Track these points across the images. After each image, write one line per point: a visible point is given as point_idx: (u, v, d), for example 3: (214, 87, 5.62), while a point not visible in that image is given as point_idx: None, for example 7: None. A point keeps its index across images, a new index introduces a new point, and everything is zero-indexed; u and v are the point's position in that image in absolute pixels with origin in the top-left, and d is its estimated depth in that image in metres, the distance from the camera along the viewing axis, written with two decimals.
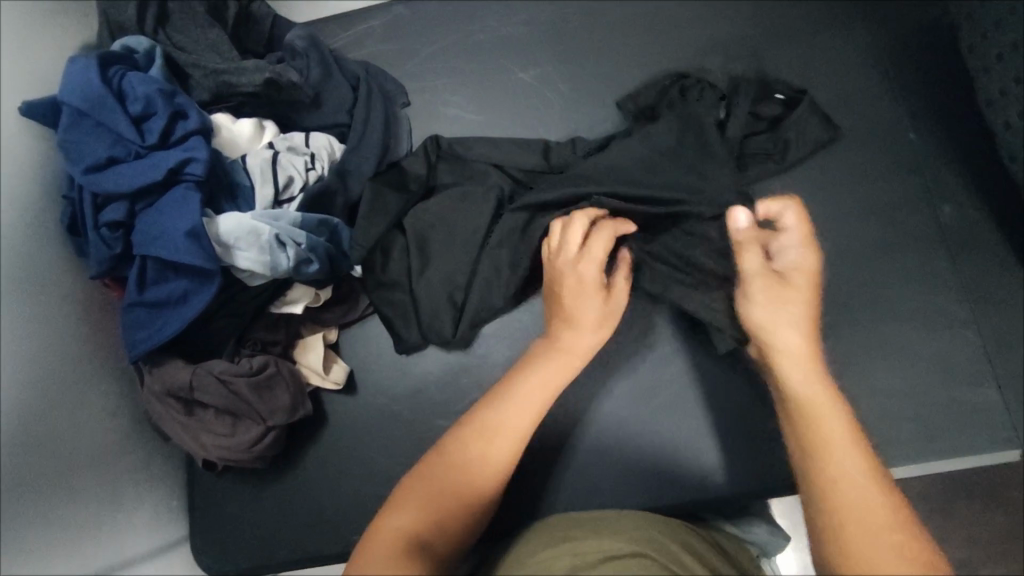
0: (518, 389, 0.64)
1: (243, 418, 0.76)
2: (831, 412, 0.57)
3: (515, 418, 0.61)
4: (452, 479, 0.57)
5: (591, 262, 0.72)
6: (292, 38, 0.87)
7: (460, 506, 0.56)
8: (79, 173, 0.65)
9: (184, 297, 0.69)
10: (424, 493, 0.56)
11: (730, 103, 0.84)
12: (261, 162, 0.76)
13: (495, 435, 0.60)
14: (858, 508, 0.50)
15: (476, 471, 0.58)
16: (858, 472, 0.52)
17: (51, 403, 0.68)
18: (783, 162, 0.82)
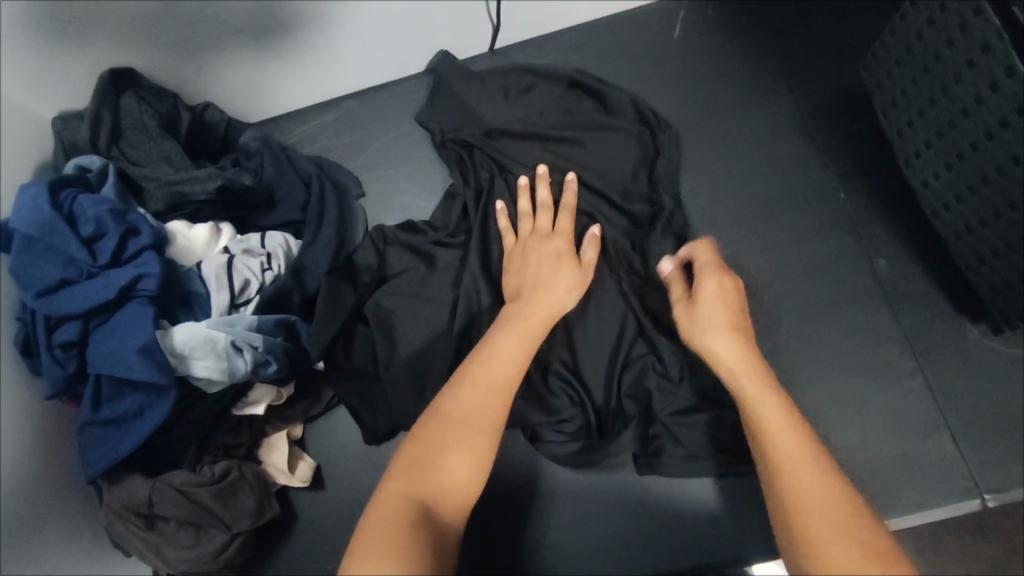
0: (506, 334, 0.66)
1: (206, 527, 0.75)
2: (750, 369, 0.62)
3: (512, 351, 0.64)
4: (469, 407, 0.57)
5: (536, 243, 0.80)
6: (245, 139, 0.91)
7: (488, 421, 0.56)
8: (31, 297, 0.66)
9: (140, 411, 0.68)
10: (433, 454, 0.53)
11: (648, 163, 0.88)
12: (217, 267, 0.78)
13: (494, 365, 0.62)
14: (800, 465, 0.50)
15: (492, 387, 0.59)
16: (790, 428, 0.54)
17: (6, 532, 0.67)
18: (722, 227, 0.87)
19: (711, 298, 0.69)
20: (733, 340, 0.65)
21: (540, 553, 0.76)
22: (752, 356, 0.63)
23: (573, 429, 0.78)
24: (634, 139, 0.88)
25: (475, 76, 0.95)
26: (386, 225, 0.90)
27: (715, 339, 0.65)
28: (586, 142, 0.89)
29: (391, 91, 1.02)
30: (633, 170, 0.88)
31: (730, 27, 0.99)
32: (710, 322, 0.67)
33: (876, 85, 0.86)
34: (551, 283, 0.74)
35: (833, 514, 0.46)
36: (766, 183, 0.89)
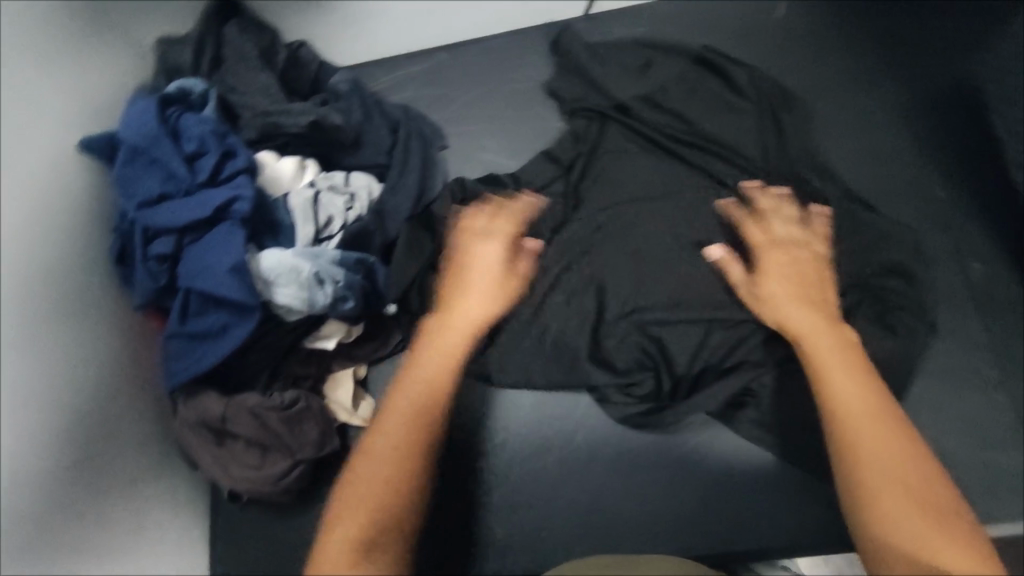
0: (424, 350, 0.73)
1: (272, 451, 0.77)
2: (839, 349, 0.69)
3: (423, 367, 0.71)
4: (393, 444, 0.64)
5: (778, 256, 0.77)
6: (336, 81, 0.91)
7: (401, 457, 0.64)
8: (133, 207, 0.68)
9: (223, 330, 0.70)
10: (366, 496, 0.60)
11: (774, 138, 0.88)
12: (303, 201, 0.79)
13: (399, 385, 0.69)
14: (876, 445, 0.60)
15: (406, 418, 0.66)
16: (850, 370, 0.66)
17: (87, 428, 0.70)
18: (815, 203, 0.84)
19: (784, 276, 0.76)
20: (808, 310, 0.72)
21: (591, 514, 0.77)
22: (830, 323, 0.71)
23: (644, 393, 0.79)
24: (759, 115, 0.89)
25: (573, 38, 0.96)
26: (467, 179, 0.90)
27: (789, 308, 0.73)
28: (690, 116, 0.90)
29: (482, 47, 1.02)
30: (750, 147, 0.88)
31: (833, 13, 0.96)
32: (778, 299, 0.74)
33: (994, 79, 0.85)
34: (472, 293, 0.77)
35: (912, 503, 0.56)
36: (858, 172, 0.87)
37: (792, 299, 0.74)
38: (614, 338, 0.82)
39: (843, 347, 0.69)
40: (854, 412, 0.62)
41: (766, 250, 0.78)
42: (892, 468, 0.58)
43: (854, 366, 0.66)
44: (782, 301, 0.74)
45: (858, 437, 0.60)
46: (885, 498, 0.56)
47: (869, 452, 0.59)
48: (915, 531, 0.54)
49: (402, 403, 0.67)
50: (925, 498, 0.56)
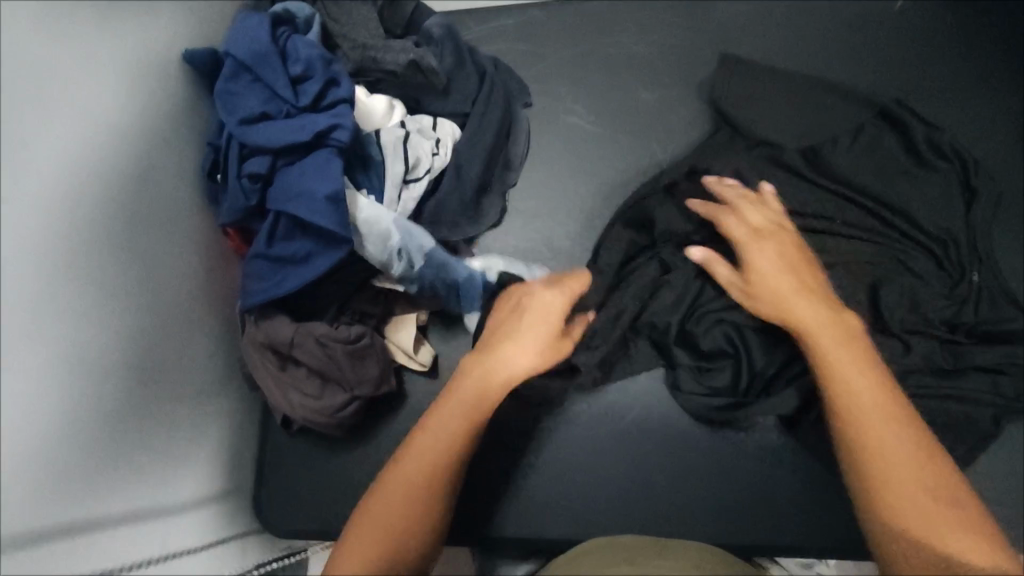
0: (455, 395, 0.67)
1: (331, 383, 0.78)
2: (851, 344, 0.66)
3: (451, 416, 0.66)
4: (409, 492, 0.61)
5: (768, 251, 0.74)
6: (431, 23, 0.89)
7: (413, 505, 0.61)
8: (233, 123, 0.68)
9: (307, 257, 0.71)
10: (377, 545, 0.58)
11: (898, 183, 0.85)
12: (395, 138, 0.78)
13: (428, 431, 0.65)
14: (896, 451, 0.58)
15: (427, 467, 0.63)
16: (868, 375, 0.63)
17: (164, 335, 0.71)
18: (947, 231, 0.82)
19: (772, 271, 0.72)
20: (813, 304, 0.69)
21: (636, 488, 0.79)
22: (840, 318, 0.68)
23: (720, 382, 0.78)
24: (892, 155, 0.86)
25: (669, 24, 0.99)
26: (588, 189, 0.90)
27: (798, 306, 0.69)
28: (821, 133, 0.88)
29: (581, 8, 1.00)
30: (873, 185, 0.84)
31: (930, 24, 0.96)
32: (784, 296, 0.70)
33: None
34: (523, 342, 0.71)
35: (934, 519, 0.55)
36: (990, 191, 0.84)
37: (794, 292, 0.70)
38: (701, 324, 0.79)
39: (852, 343, 0.66)
40: (880, 439, 0.59)
41: (750, 244, 0.74)
42: (911, 483, 0.57)
43: (871, 371, 0.63)
44: (791, 296, 0.70)
45: (877, 450, 0.58)
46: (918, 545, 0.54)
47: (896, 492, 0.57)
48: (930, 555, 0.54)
49: (423, 449, 0.63)
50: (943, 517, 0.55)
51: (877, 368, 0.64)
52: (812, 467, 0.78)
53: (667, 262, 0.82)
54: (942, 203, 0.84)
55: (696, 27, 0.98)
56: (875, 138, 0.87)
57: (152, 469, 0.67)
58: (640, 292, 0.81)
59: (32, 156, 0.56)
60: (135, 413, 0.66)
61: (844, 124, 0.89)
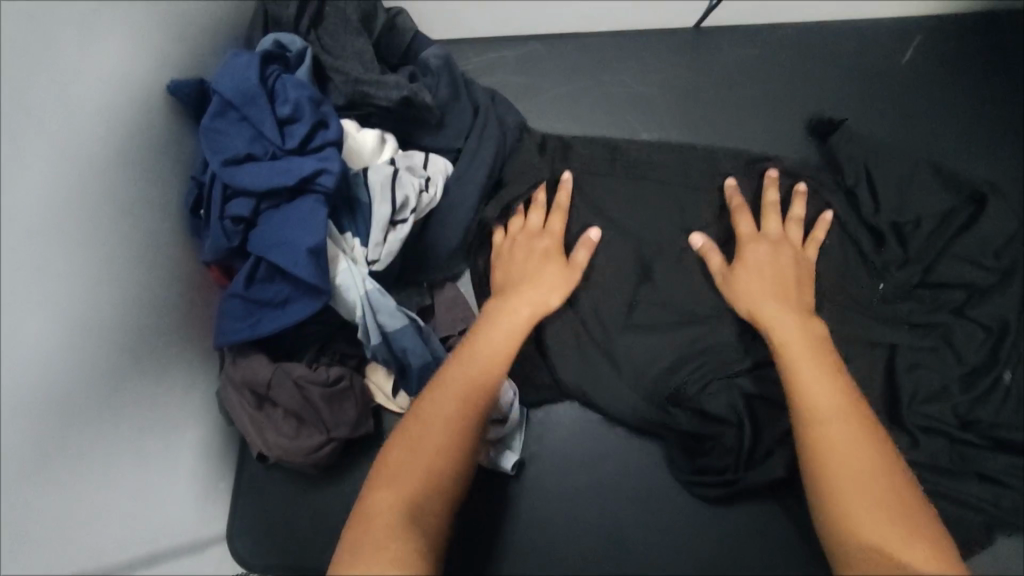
0: (491, 328, 0.72)
1: (308, 424, 0.77)
2: (809, 346, 0.69)
3: (493, 348, 0.70)
4: (449, 411, 0.63)
5: (767, 253, 0.78)
6: (427, 54, 0.86)
7: (460, 426, 0.63)
8: (218, 163, 0.66)
9: (285, 302, 0.69)
10: (417, 462, 0.59)
11: (938, 247, 0.82)
12: (382, 178, 0.74)
13: (473, 358, 0.68)
14: (837, 443, 0.60)
15: (471, 384, 0.66)
16: (824, 373, 0.65)
17: (140, 371, 0.69)
18: (972, 306, 0.80)
19: (760, 269, 0.77)
20: (784, 311, 0.72)
21: (610, 545, 0.77)
22: (805, 323, 0.71)
23: (722, 453, 0.76)
24: (939, 214, 0.83)
25: (672, 65, 0.97)
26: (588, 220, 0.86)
27: (768, 307, 0.73)
28: (878, 167, 0.85)
29: (582, 44, 0.99)
30: (910, 244, 0.83)
31: (935, 84, 0.95)
32: (761, 295, 0.74)
33: None
34: (547, 281, 0.78)
35: (876, 509, 0.55)
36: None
37: (770, 296, 0.74)
38: (703, 391, 0.78)
39: (816, 347, 0.69)
40: (829, 433, 0.61)
41: (751, 244, 0.79)
42: (852, 471, 0.58)
43: (829, 371, 0.66)
44: (761, 300, 0.74)
45: (823, 442, 0.60)
46: (886, 558, 0.52)
47: (855, 505, 0.56)
48: (877, 538, 0.54)
49: (460, 372, 0.67)
50: (897, 508, 0.55)
51: (833, 368, 0.66)
52: (791, 529, 0.77)
53: (664, 327, 0.81)
54: (980, 276, 0.80)
55: (700, 69, 0.97)
56: (927, 186, 0.84)
57: (135, 516, 0.67)
58: (633, 356, 0.80)
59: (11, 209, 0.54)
60: (103, 455, 0.64)
61: (881, 159, 0.86)
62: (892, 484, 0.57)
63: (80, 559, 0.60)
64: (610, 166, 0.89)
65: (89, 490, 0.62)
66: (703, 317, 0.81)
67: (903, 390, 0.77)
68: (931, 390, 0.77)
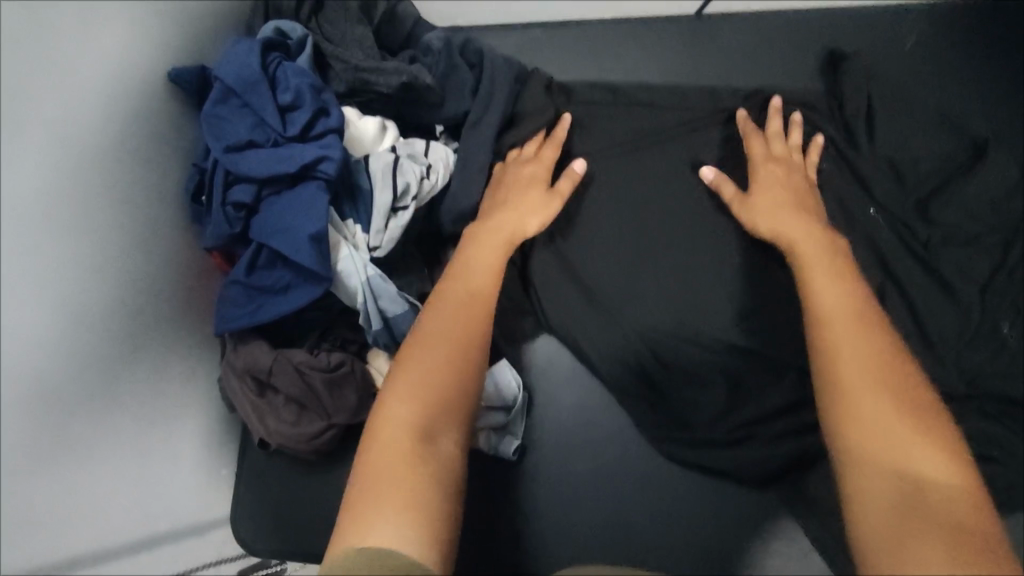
0: (473, 257, 0.73)
1: (310, 411, 0.77)
2: (822, 261, 0.68)
3: (480, 276, 0.71)
4: (445, 335, 0.64)
5: (776, 174, 0.79)
6: (430, 37, 0.85)
7: (459, 349, 0.64)
8: (219, 150, 0.67)
9: (286, 288, 0.69)
10: (423, 386, 0.60)
11: (932, 189, 0.82)
12: (383, 165, 0.75)
13: (461, 286, 0.70)
14: (846, 344, 0.58)
15: (464, 309, 0.67)
16: (835, 284, 0.64)
17: (142, 358, 0.70)
18: (964, 259, 0.79)
19: (770, 188, 0.77)
20: (796, 223, 0.73)
21: (611, 531, 0.77)
22: (814, 237, 0.71)
23: (719, 438, 0.77)
24: (944, 154, 0.83)
25: (674, 50, 0.96)
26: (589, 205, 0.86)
27: (779, 219, 0.74)
28: (881, 103, 0.86)
29: (583, 30, 0.98)
30: (905, 184, 0.83)
31: (947, 57, 0.91)
32: (774, 211, 0.75)
33: None
34: (529, 208, 0.78)
35: (888, 406, 0.54)
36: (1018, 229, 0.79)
37: (783, 210, 0.75)
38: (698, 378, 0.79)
39: (828, 260, 0.68)
40: (836, 336, 0.59)
41: (761, 166, 0.79)
42: (861, 369, 0.56)
43: (837, 282, 0.65)
44: (769, 214, 0.75)
45: (831, 344, 0.59)
46: (895, 458, 0.51)
47: (863, 403, 0.54)
48: (884, 435, 0.52)
49: (450, 297, 0.68)
50: (909, 407, 0.54)
51: (844, 276, 0.66)
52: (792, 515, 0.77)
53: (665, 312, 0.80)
54: (972, 227, 0.80)
55: (700, 54, 0.95)
56: (925, 131, 0.84)
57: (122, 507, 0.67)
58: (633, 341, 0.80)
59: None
60: (103, 440, 0.64)
61: (885, 112, 0.86)
62: (902, 385, 0.56)
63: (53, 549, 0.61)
64: (611, 151, 0.88)
65: (85, 477, 0.62)
66: (705, 303, 0.81)
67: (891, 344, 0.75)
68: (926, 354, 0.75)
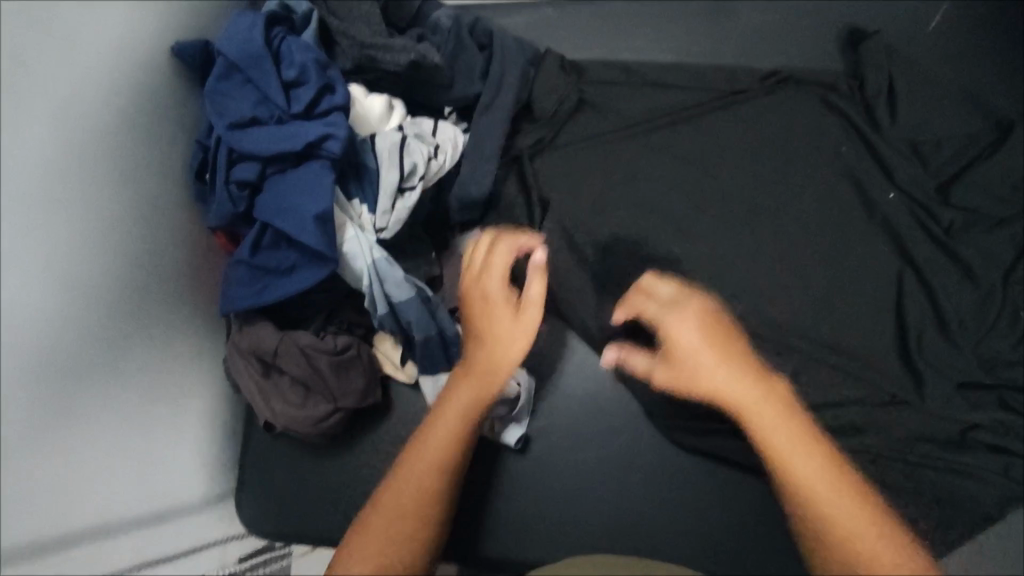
0: (486, 345, 0.73)
1: (315, 393, 0.76)
2: (753, 383, 0.68)
3: (486, 374, 0.71)
4: (441, 441, 0.66)
5: (677, 330, 0.71)
6: (438, 15, 0.83)
7: (450, 454, 0.66)
8: (223, 126, 0.65)
9: (292, 268, 0.68)
10: (409, 490, 0.63)
11: (956, 169, 0.80)
12: (390, 145, 0.73)
13: (467, 384, 0.70)
14: (805, 472, 0.61)
15: (465, 412, 0.68)
16: (780, 416, 0.65)
17: (144, 337, 0.69)
18: (988, 240, 0.76)
19: (688, 351, 0.70)
20: (718, 358, 0.69)
21: (617, 518, 0.76)
22: (736, 350, 0.71)
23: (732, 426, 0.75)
24: (967, 135, 0.81)
25: (692, 27, 0.93)
26: (601, 188, 0.84)
27: (714, 378, 0.69)
28: (908, 82, 0.83)
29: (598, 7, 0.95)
30: (929, 164, 0.80)
31: (975, 40, 0.88)
32: (696, 349, 0.70)
33: None
34: (507, 330, 0.74)
35: (867, 533, 0.57)
36: None
37: (701, 344, 0.70)
38: None
39: (757, 384, 0.68)
40: (796, 470, 0.61)
41: (667, 330, 0.72)
42: (830, 497, 0.59)
43: (778, 409, 0.65)
44: (696, 378, 0.70)
45: (798, 480, 0.60)
46: None
47: (845, 534, 0.57)
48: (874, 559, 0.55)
49: (456, 401, 0.69)
50: (883, 532, 0.57)
51: (773, 397, 0.67)
52: None
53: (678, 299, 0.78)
54: (995, 208, 0.78)
55: (719, 35, 0.92)
56: (951, 110, 0.82)
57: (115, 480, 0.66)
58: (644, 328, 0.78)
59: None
60: (102, 417, 0.64)
61: (910, 95, 0.83)
62: (862, 503, 0.59)
63: (36, 519, 0.59)
64: (624, 133, 0.86)
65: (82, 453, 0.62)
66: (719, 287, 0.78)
67: (910, 322, 0.75)
68: (944, 342, 0.74)
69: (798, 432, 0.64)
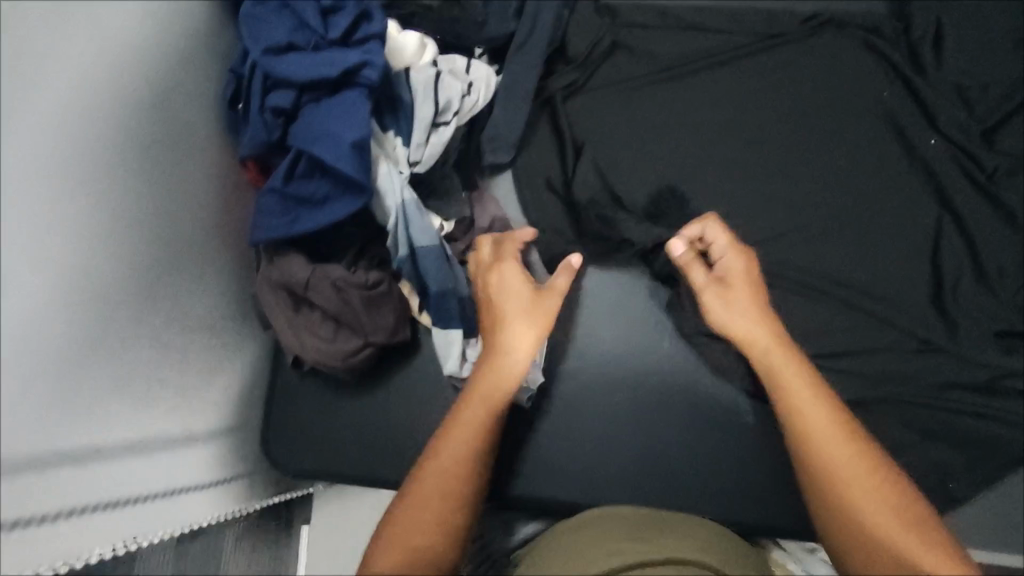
0: (513, 323, 0.68)
1: (345, 327, 0.76)
2: (783, 346, 0.64)
3: (513, 357, 0.67)
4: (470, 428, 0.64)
5: (740, 293, 0.66)
6: None
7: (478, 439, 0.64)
8: (259, 51, 0.64)
9: (326, 199, 0.68)
10: (440, 480, 0.62)
11: (1003, 112, 0.79)
12: (424, 79, 0.73)
13: (494, 369, 0.66)
14: (826, 444, 0.58)
15: (493, 396, 0.65)
16: (809, 384, 0.62)
17: (179, 266, 0.69)
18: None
19: (738, 316, 0.65)
20: (758, 319, 0.65)
21: (643, 459, 0.77)
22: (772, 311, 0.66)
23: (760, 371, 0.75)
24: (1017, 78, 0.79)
25: None
26: (635, 131, 0.83)
27: (754, 338, 0.64)
28: (956, 24, 0.81)
29: None
30: (974, 108, 0.79)
31: None
32: (734, 308, 0.65)
33: None
34: (530, 315, 0.68)
35: (884, 510, 0.55)
36: None
37: (741, 309, 0.65)
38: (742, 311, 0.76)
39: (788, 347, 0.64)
40: (819, 442, 0.59)
41: (734, 282, 0.66)
42: (852, 472, 0.57)
43: (806, 373, 0.62)
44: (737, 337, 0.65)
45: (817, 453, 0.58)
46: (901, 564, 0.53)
47: (862, 511, 0.56)
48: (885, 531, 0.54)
49: (484, 384, 0.66)
50: (902, 509, 0.55)
51: (802, 360, 0.63)
52: None
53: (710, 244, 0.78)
54: None
55: None
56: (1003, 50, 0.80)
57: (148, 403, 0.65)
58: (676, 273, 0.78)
59: (27, 47, 0.50)
60: (143, 340, 0.64)
61: (957, 40, 0.81)
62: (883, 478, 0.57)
63: None
64: (659, 75, 0.84)
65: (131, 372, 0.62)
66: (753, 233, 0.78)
67: (947, 277, 0.74)
68: (980, 294, 0.74)
69: (825, 403, 0.61)
